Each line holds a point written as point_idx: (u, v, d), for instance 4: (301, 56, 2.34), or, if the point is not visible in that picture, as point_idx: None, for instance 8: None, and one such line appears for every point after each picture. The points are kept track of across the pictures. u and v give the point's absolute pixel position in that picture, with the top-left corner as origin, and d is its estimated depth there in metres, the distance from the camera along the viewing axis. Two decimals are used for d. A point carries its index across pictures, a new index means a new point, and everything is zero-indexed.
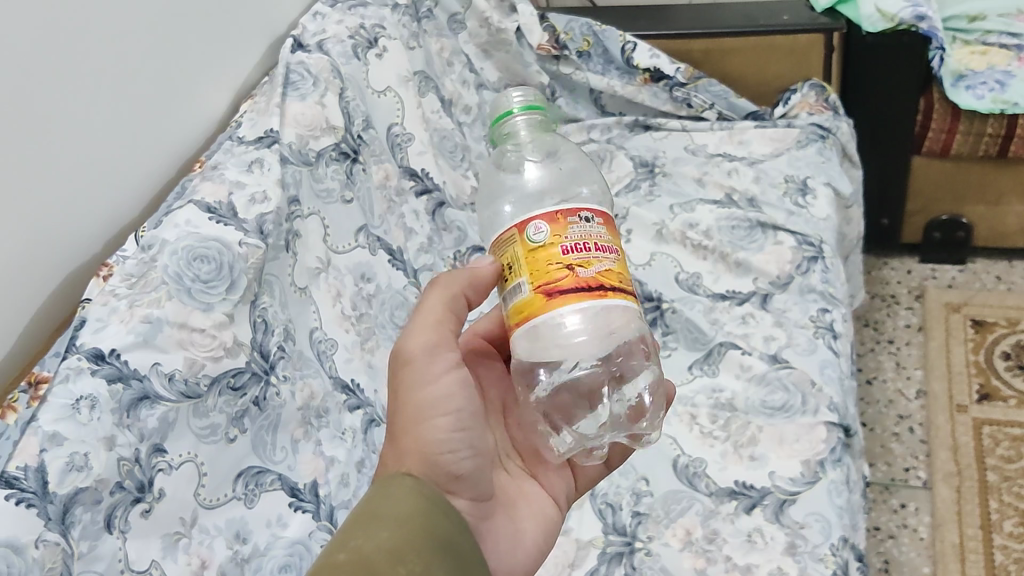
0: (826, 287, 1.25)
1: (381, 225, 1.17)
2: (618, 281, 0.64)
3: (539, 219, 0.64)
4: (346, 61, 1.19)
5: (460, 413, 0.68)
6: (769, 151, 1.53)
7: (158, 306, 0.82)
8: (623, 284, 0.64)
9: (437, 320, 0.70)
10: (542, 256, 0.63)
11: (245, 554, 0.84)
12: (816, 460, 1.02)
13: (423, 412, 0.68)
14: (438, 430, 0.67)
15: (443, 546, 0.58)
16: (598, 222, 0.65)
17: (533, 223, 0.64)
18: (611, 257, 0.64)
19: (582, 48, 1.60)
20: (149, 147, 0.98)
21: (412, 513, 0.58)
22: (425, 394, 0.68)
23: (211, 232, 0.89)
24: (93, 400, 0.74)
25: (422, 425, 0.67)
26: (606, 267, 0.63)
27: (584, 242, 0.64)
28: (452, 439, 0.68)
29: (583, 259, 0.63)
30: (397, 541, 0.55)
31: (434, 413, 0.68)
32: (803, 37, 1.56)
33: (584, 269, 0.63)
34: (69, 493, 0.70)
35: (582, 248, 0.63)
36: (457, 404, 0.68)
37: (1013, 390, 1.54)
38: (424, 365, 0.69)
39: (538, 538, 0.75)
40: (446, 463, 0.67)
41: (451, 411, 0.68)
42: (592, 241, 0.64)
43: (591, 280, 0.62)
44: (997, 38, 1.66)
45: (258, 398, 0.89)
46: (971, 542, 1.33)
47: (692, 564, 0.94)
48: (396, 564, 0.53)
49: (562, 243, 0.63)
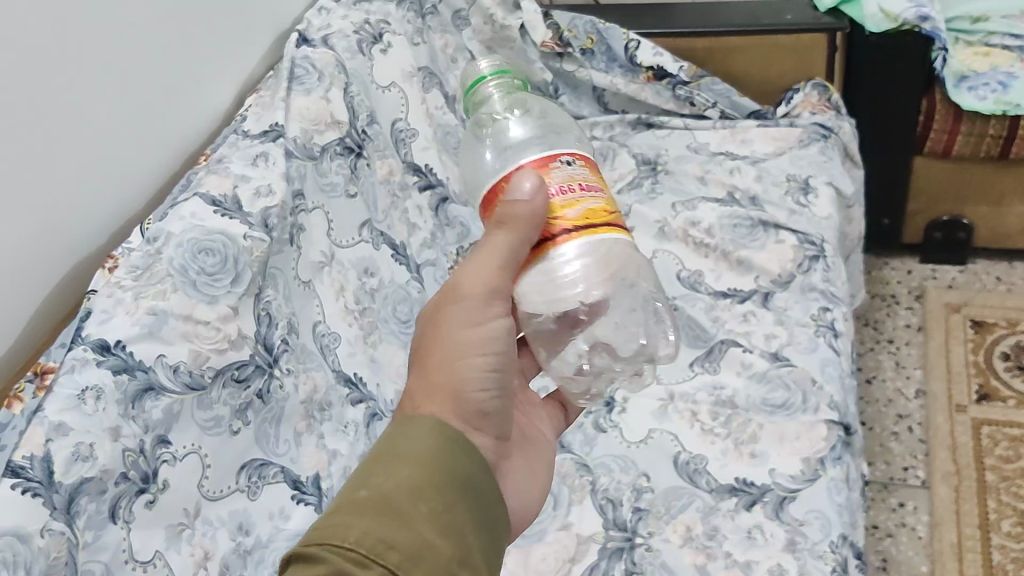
0: (827, 286, 1.26)
1: (384, 220, 1.17)
2: (602, 217, 0.63)
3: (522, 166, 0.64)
4: (351, 56, 1.20)
5: (499, 355, 0.66)
6: (771, 150, 1.53)
7: (163, 298, 0.82)
8: (605, 218, 0.63)
9: (485, 259, 0.64)
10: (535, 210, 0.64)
11: (248, 546, 0.84)
12: (816, 457, 1.03)
13: (459, 346, 0.65)
14: (473, 367, 0.65)
15: (466, 486, 0.56)
16: (577, 164, 0.65)
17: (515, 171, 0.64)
18: (595, 195, 0.64)
19: (586, 46, 1.61)
20: (151, 137, 0.98)
21: (433, 447, 0.57)
22: (470, 332, 0.65)
23: (217, 225, 0.89)
24: (98, 391, 0.74)
25: (459, 362, 0.64)
26: (589, 206, 0.63)
27: (567, 184, 0.63)
28: (487, 378, 0.65)
29: (567, 201, 0.62)
30: (420, 479, 0.54)
31: (472, 355, 0.65)
32: (806, 36, 1.57)
33: (567, 210, 0.62)
34: (74, 484, 0.70)
35: (567, 189, 0.63)
36: (496, 342, 0.66)
37: (1013, 391, 1.55)
38: (470, 302, 0.65)
39: (547, 475, 0.74)
40: (482, 403, 0.64)
41: (490, 351, 0.65)
42: (576, 181, 0.63)
43: (571, 222, 0.62)
44: (1001, 39, 1.68)
45: (262, 390, 0.90)
46: (969, 541, 1.34)
47: (693, 560, 0.95)
48: (417, 502, 0.52)
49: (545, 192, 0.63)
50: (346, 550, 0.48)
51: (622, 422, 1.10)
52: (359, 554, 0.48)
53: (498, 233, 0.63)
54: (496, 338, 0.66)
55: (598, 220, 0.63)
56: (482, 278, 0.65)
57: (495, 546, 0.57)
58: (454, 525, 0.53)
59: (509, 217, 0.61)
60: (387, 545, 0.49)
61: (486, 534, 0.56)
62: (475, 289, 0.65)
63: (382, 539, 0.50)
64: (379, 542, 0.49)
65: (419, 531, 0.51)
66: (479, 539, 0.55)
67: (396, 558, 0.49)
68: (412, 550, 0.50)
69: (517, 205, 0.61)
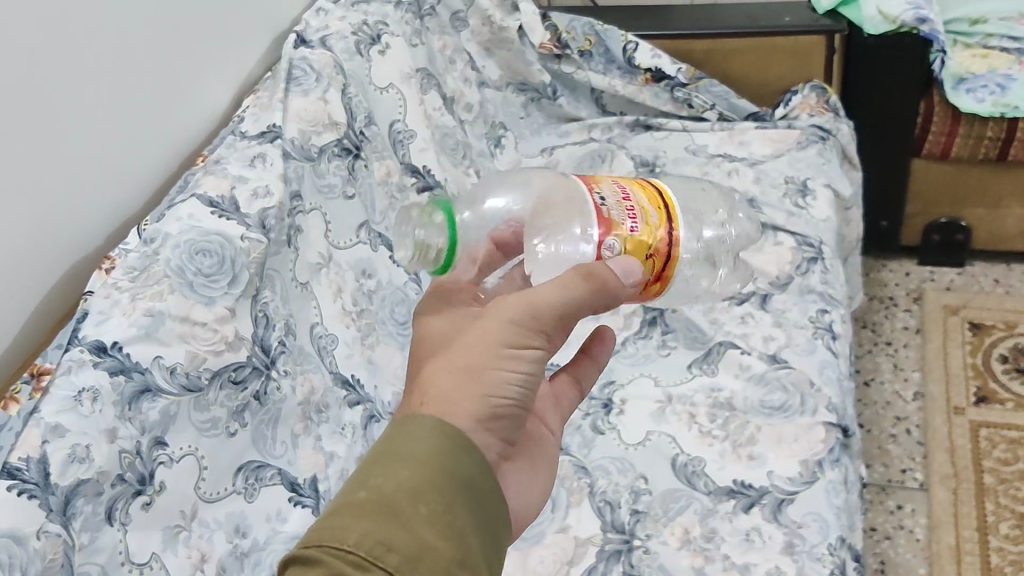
0: (825, 288, 1.26)
1: (382, 221, 1.17)
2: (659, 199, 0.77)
3: (605, 242, 0.73)
4: (349, 57, 1.20)
5: (528, 375, 0.65)
6: (769, 152, 1.53)
7: (161, 300, 0.82)
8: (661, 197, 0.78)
9: (551, 292, 0.65)
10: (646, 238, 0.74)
11: (245, 548, 0.84)
12: (814, 459, 1.02)
13: (491, 355, 0.64)
14: (501, 377, 0.63)
15: (468, 487, 0.56)
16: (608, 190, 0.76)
17: (604, 246, 0.73)
18: (639, 192, 0.77)
19: (585, 47, 1.60)
20: (148, 139, 0.97)
21: (436, 448, 0.56)
22: (506, 347, 0.64)
23: (213, 226, 0.89)
24: (95, 393, 0.74)
25: (487, 371, 0.63)
26: (649, 199, 0.77)
27: (629, 204, 0.75)
28: (513, 392, 0.63)
29: (645, 209, 0.76)
30: (420, 480, 0.53)
31: (501, 365, 0.64)
32: (804, 39, 1.57)
33: (656, 213, 0.76)
34: (70, 485, 0.70)
35: (633, 205, 0.75)
36: (526, 361, 0.65)
37: (1011, 393, 1.55)
38: (511, 321, 0.65)
39: (547, 484, 0.73)
40: (501, 415, 0.63)
41: (520, 368, 0.64)
42: (626, 199, 0.76)
43: (667, 218, 0.76)
44: (999, 41, 1.68)
45: (259, 392, 0.89)
46: (967, 544, 1.34)
47: (691, 562, 0.95)
48: (417, 504, 0.52)
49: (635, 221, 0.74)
50: (346, 552, 0.48)
51: (620, 424, 1.10)
52: (358, 557, 0.48)
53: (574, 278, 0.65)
54: (529, 359, 0.65)
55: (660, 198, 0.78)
56: (537, 305, 0.64)
57: (497, 545, 0.57)
58: (454, 527, 0.53)
59: (595, 274, 0.66)
60: (386, 548, 0.49)
61: (487, 534, 0.56)
62: (525, 307, 0.65)
63: (380, 541, 0.49)
64: (378, 544, 0.49)
65: (417, 533, 0.51)
66: (479, 541, 0.55)
67: (395, 561, 0.49)
68: (411, 552, 0.50)
69: (604, 268, 0.66)
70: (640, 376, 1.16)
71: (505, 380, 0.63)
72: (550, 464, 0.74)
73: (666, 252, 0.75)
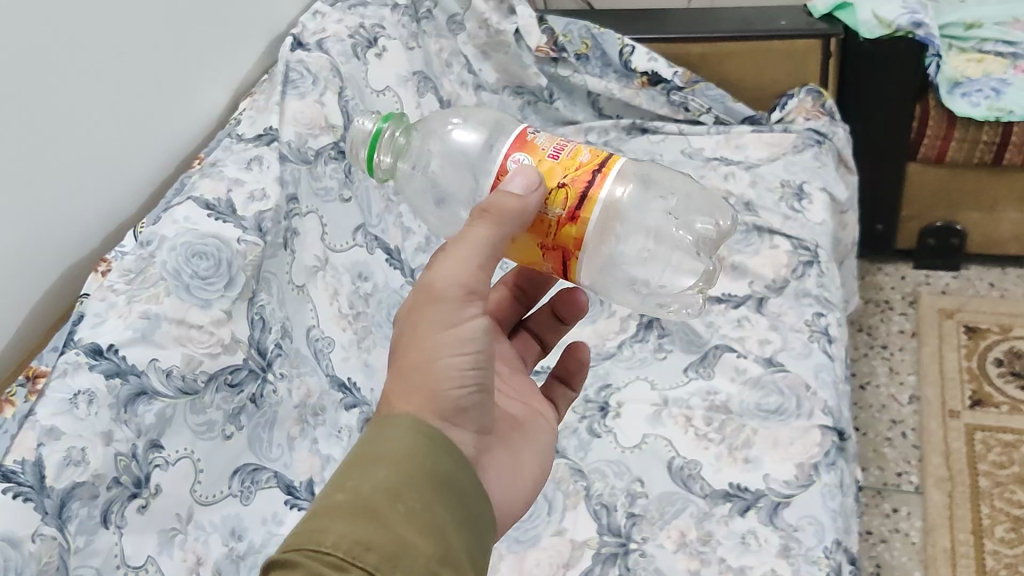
0: (820, 292, 1.26)
1: (379, 224, 1.17)
2: (601, 157, 0.65)
3: (512, 155, 0.65)
4: (346, 60, 1.20)
5: (478, 352, 0.62)
6: (765, 155, 1.54)
7: (156, 302, 0.82)
8: (604, 157, 0.65)
9: (465, 258, 0.62)
10: (546, 174, 0.64)
11: (240, 551, 0.84)
12: (810, 463, 1.03)
13: (435, 346, 0.61)
14: (447, 363, 0.61)
15: (447, 485, 0.56)
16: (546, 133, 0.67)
17: (510, 160, 0.65)
18: (581, 146, 0.66)
19: (581, 51, 1.62)
20: (144, 141, 0.97)
21: (414, 448, 0.56)
22: (447, 332, 0.62)
23: (210, 229, 0.89)
24: (91, 395, 0.74)
25: (438, 362, 0.61)
26: (585, 153, 0.65)
27: (556, 147, 0.66)
28: (468, 375, 0.62)
29: (572, 152, 0.65)
30: (397, 480, 0.53)
31: (451, 352, 0.62)
32: (801, 42, 1.58)
33: (577, 157, 0.65)
34: (66, 488, 0.70)
35: (561, 148, 0.66)
36: (473, 339, 0.62)
37: (1006, 397, 1.55)
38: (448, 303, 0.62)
39: (536, 474, 0.72)
40: (462, 401, 0.62)
41: (470, 348, 0.62)
42: (565, 144, 0.66)
43: (583, 169, 0.64)
44: (994, 46, 1.71)
45: (255, 395, 0.89)
46: (962, 547, 1.34)
47: (687, 565, 0.95)
48: (395, 503, 0.52)
49: (546, 158, 0.65)
50: (324, 554, 0.48)
51: (616, 427, 1.10)
52: (336, 558, 0.48)
53: (479, 229, 0.62)
54: (475, 334, 0.62)
55: (603, 157, 0.65)
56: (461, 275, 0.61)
57: (480, 543, 0.57)
58: (433, 525, 0.53)
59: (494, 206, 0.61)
60: (364, 547, 0.49)
61: (470, 532, 0.56)
62: (455, 286, 0.62)
63: (359, 542, 0.49)
64: (356, 545, 0.49)
65: (397, 532, 0.51)
66: (461, 537, 0.55)
67: (374, 559, 0.49)
68: (390, 552, 0.50)
69: (509, 196, 0.61)
70: (636, 380, 1.16)
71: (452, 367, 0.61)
72: (539, 451, 0.74)
73: (579, 204, 0.63)
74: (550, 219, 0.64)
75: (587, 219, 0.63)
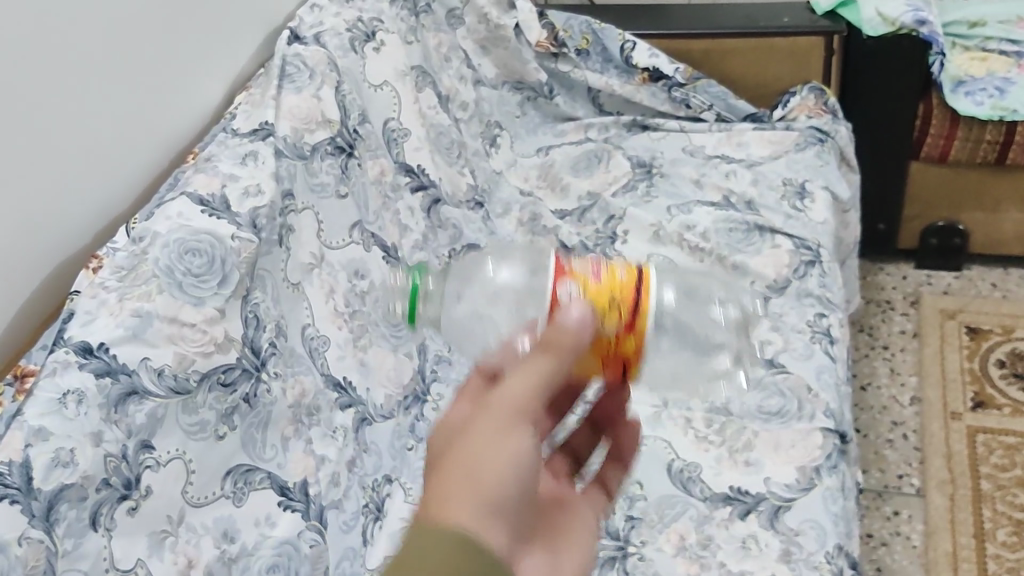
0: (822, 292, 1.25)
1: (375, 221, 1.15)
2: (635, 270, 0.72)
3: (560, 286, 0.71)
4: (343, 54, 1.18)
5: (527, 466, 0.61)
6: (767, 153, 1.52)
7: (148, 300, 0.80)
8: (638, 270, 0.72)
9: (523, 376, 0.64)
10: (599, 294, 0.70)
11: (233, 553, 0.82)
12: (812, 466, 1.01)
13: (481, 451, 0.61)
14: (495, 469, 0.60)
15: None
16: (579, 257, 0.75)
17: (561, 290, 0.70)
18: (612, 262, 0.74)
19: (581, 46, 1.60)
20: (138, 134, 0.96)
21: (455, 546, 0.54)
22: (496, 441, 0.62)
23: (203, 225, 0.87)
24: (80, 395, 0.73)
25: (486, 464, 0.60)
26: (618, 267, 0.72)
27: (592, 266, 0.72)
28: (511, 488, 0.60)
29: (607, 271, 0.72)
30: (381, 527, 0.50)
31: (499, 459, 0.61)
32: (804, 39, 1.56)
33: (615, 272, 0.72)
34: (53, 491, 0.69)
35: (596, 267, 0.72)
36: (522, 454, 0.61)
37: (1008, 399, 1.54)
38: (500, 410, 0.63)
39: None
40: (498, 509, 0.59)
41: (518, 462, 0.61)
42: (598, 263, 0.73)
43: (625, 284, 0.70)
44: (998, 44, 1.70)
45: (248, 394, 0.87)
46: (964, 551, 1.33)
47: (687, 569, 0.93)
48: None
49: (591, 280, 0.70)
50: None
51: None
52: None
53: (541, 358, 0.65)
54: (522, 447, 0.62)
55: (636, 270, 0.72)
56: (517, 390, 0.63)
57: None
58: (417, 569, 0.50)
59: (555, 331, 0.64)
60: None
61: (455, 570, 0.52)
62: (509, 400, 0.63)
63: None
64: None
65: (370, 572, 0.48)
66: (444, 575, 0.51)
67: None
68: None
69: (568, 325, 0.65)
70: (636, 381, 1.14)
71: (499, 473, 0.60)
72: None
73: (633, 311, 0.69)
74: (608, 339, 0.69)
75: (643, 329, 0.69)
